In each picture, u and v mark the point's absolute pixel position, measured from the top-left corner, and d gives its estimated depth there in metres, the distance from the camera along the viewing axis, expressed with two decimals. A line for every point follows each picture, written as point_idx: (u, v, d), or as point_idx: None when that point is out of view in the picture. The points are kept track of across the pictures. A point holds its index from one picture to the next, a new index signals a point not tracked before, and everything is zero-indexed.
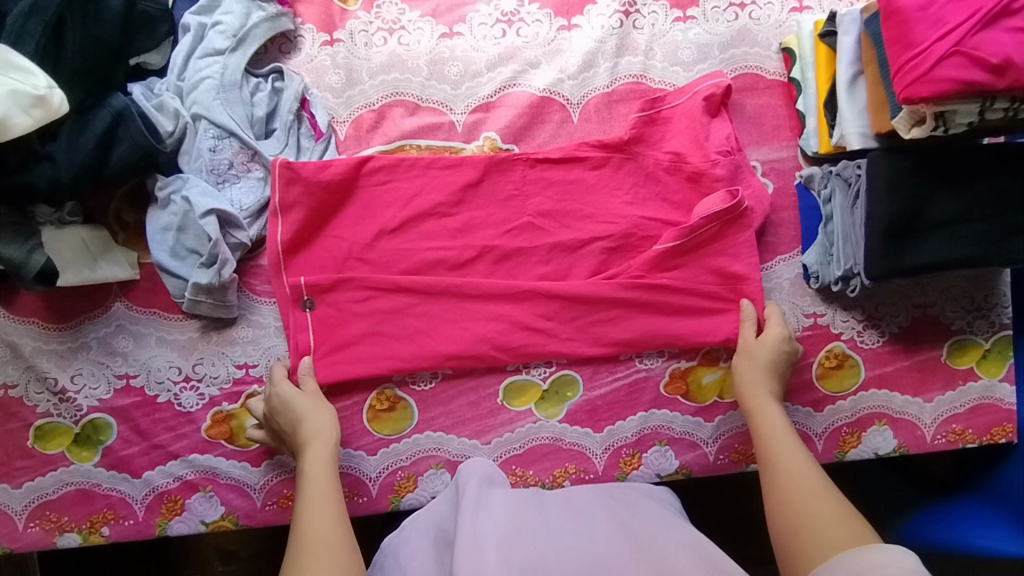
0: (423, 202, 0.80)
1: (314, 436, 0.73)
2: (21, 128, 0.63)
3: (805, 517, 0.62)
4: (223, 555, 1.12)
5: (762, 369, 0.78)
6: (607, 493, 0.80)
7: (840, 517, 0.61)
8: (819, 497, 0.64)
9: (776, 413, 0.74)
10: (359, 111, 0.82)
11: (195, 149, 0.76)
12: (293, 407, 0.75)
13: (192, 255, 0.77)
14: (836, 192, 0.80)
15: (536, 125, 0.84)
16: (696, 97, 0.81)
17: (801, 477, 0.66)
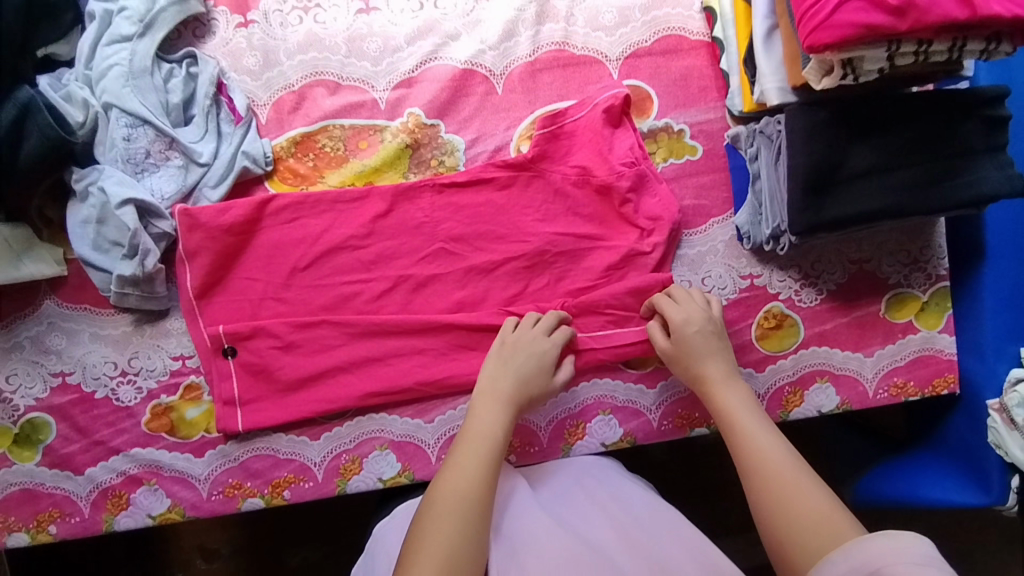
0: (332, 236, 0.82)
1: (494, 392, 0.74)
2: None
3: (784, 515, 0.60)
4: (205, 554, 1.09)
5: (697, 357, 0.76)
6: (579, 464, 0.82)
7: (818, 505, 0.59)
8: (788, 479, 0.62)
9: (733, 401, 0.72)
10: (278, 93, 0.81)
11: (109, 139, 0.75)
12: (513, 360, 0.76)
13: (115, 247, 0.76)
14: (761, 150, 0.79)
15: (459, 98, 0.83)
16: (596, 110, 0.81)
17: (770, 464, 0.64)
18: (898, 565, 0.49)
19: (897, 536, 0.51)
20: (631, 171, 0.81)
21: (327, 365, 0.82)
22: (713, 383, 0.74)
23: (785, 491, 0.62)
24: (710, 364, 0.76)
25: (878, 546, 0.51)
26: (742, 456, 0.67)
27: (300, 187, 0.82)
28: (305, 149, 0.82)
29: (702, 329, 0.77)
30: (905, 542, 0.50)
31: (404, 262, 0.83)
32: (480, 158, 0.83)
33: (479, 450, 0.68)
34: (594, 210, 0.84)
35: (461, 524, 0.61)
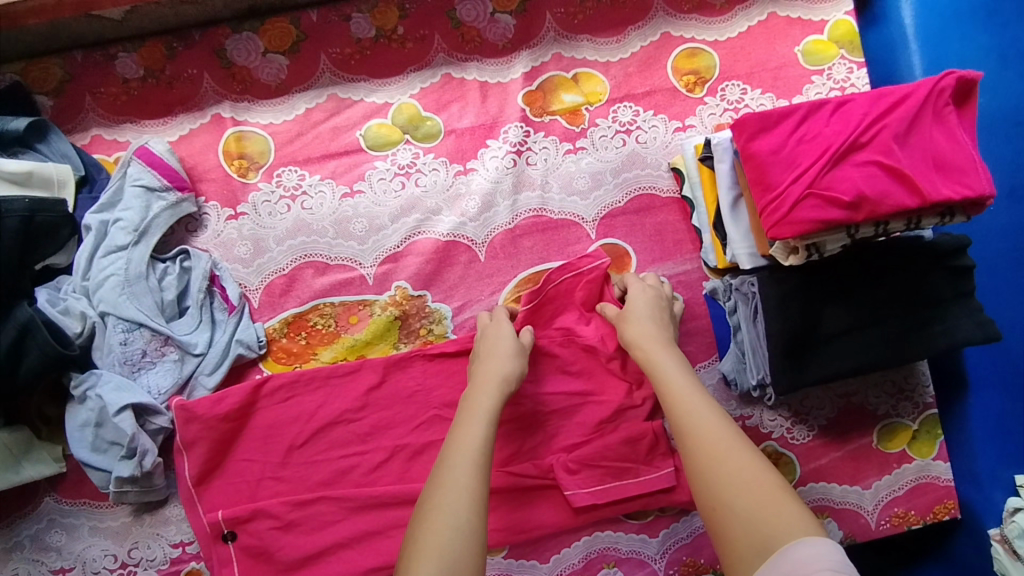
0: (328, 411, 0.84)
1: (483, 376, 0.74)
2: None
3: (727, 488, 0.58)
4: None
5: (648, 326, 0.75)
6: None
7: (760, 481, 0.58)
8: (732, 459, 0.59)
9: (674, 365, 0.71)
10: (269, 278, 0.84)
11: (106, 344, 0.77)
12: (493, 345, 0.78)
13: (113, 447, 0.77)
14: (738, 305, 0.81)
15: (444, 269, 0.86)
16: (580, 278, 0.83)
17: (710, 433, 0.62)
18: (817, 575, 0.48)
19: (811, 544, 0.51)
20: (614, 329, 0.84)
21: (329, 543, 0.82)
22: (655, 351, 0.73)
23: (727, 467, 0.59)
24: (646, 324, 0.76)
25: (799, 553, 0.51)
26: (681, 425, 0.64)
27: (293, 365, 0.84)
28: (298, 328, 0.84)
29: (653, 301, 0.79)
30: (818, 551, 0.50)
31: (399, 432, 0.84)
32: (468, 325, 0.86)
33: (467, 442, 0.66)
34: (583, 366, 0.85)
35: (463, 516, 0.60)
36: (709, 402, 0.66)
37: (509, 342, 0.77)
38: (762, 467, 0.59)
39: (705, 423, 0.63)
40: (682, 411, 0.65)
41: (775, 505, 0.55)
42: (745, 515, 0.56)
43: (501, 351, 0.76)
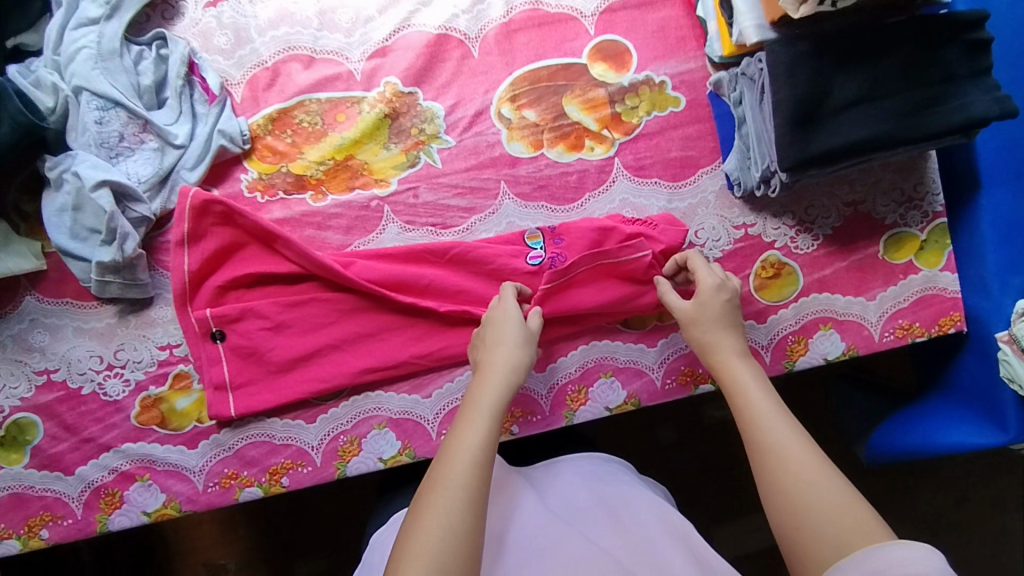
0: (318, 211, 0.81)
1: (487, 367, 0.68)
2: None
3: (803, 504, 0.55)
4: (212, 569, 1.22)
5: (711, 329, 0.72)
6: (592, 471, 0.78)
7: (839, 494, 0.55)
8: (808, 468, 0.57)
9: (745, 375, 0.67)
10: (252, 71, 0.81)
11: (80, 123, 0.73)
12: (500, 334, 0.72)
13: (94, 234, 0.74)
14: (744, 93, 0.78)
15: (436, 64, 0.82)
16: (605, 258, 0.80)
17: (782, 445, 0.60)
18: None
19: (905, 545, 0.49)
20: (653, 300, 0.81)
21: (320, 344, 0.81)
22: (726, 364, 0.69)
23: (810, 479, 0.57)
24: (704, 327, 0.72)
25: (891, 556, 0.48)
26: (753, 438, 0.62)
27: (279, 165, 0.81)
28: (283, 126, 0.81)
29: (713, 297, 0.73)
30: (913, 552, 0.48)
31: (391, 235, 0.82)
32: (462, 124, 0.82)
33: (471, 432, 0.61)
34: (580, 168, 0.83)
35: (454, 520, 0.54)
36: (780, 411, 0.63)
37: (521, 330, 0.72)
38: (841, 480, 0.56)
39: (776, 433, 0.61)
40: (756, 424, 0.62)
41: (854, 516, 0.54)
42: (823, 523, 0.54)
43: (505, 339, 0.71)
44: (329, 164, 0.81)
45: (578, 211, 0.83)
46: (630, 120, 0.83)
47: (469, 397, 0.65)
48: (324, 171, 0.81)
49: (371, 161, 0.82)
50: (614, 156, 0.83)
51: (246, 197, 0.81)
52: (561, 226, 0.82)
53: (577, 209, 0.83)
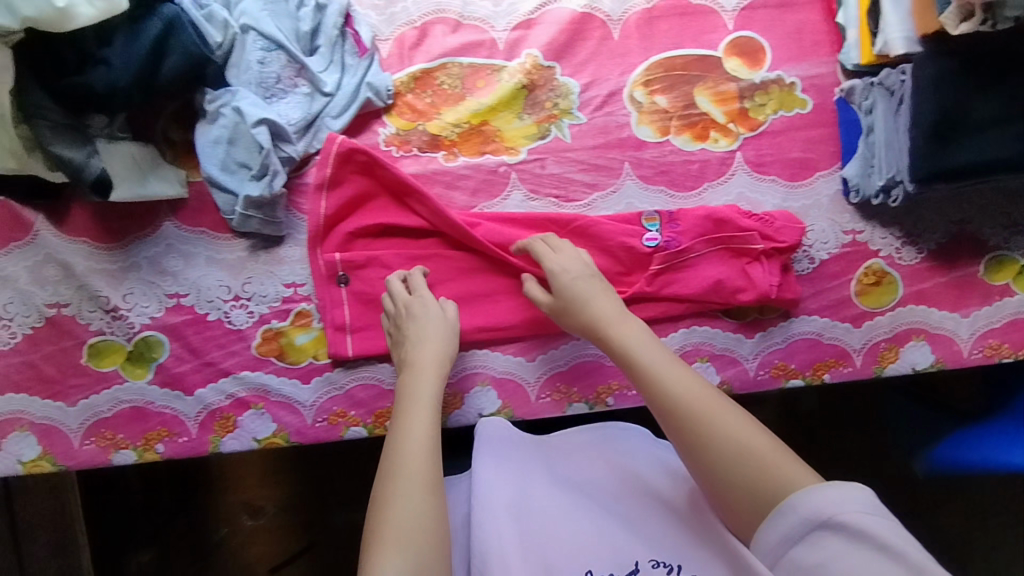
0: (448, 172, 0.85)
1: (415, 365, 0.77)
2: (86, 20, 0.59)
3: (739, 456, 0.63)
4: (252, 510, 1.28)
5: (587, 306, 0.77)
6: (600, 441, 0.83)
7: (745, 445, 0.63)
8: (736, 429, 0.64)
9: (643, 342, 0.73)
10: (401, 29, 0.84)
11: (244, 61, 0.77)
12: (424, 331, 0.78)
13: (242, 169, 0.78)
14: (879, 102, 0.81)
15: (576, 42, 0.85)
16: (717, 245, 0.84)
17: (681, 410, 0.66)
18: (846, 514, 0.55)
19: (838, 486, 0.56)
20: (754, 291, 0.83)
21: (437, 299, 0.85)
22: (620, 330, 0.75)
23: (750, 438, 0.63)
24: (614, 308, 0.77)
25: (826, 495, 0.56)
26: (662, 400, 0.68)
27: (417, 123, 0.84)
28: (424, 85, 0.84)
29: (577, 275, 0.79)
30: (852, 492, 0.56)
31: (514, 202, 0.85)
32: (595, 102, 0.85)
33: (417, 430, 0.71)
34: (703, 158, 0.86)
35: (416, 516, 0.64)
36: (688, 371, 0.70)
37: (434, 329, 0.79)
38: (747, 427, 0.64)
39: (669, 401, 0.68)
40: (661, 385, 0.69)
41: (780, 462, 0.61)
42: (769, 472, 0.61)
43: (415, 334, 0.78)
44: (464, 128, 0.84)
45: (695, 199, 0.86)
46: (757, 117, 0.85)
47: (406, 394, 0.75)
48: (458, 133, 0.84)
49: (503, 129, 0.85)
50: (737, 150, 0.86)
51: (382, 150, 0.84)
52: (678, 212, 0.85)
53: (694, 197, 0.86)
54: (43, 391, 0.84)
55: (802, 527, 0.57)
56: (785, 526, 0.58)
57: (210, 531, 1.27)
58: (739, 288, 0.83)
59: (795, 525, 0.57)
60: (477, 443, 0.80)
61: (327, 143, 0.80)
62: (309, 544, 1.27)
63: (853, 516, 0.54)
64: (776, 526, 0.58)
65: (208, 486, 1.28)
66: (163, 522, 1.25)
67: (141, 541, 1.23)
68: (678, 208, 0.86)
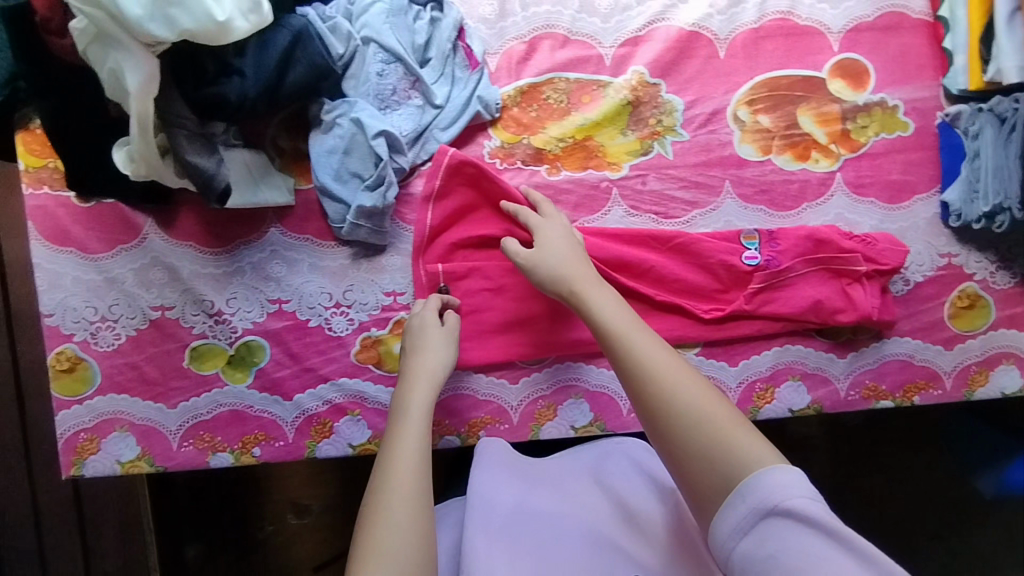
0: (551, 185, 0.85)
1: (412, 370, 0.76)
2: (240, 34, 0.61)
3: (687, 424, 0.59)
4: (297, 509, 1.28)
5: (563, 270, 0.75)
6: (601, 459, 0.84)
7: (709, 420, 0.59)
8: (685, 396, 0.61)
9: (612, 311, 0.70)
10: (510, 43, 0.85)
11: (363, 73, 0.79)
12: (422, 338, 0.78)
13: (355, 179, 0.79)
14: (987, 128, 0.82)
15: (683, 60, 0.86)
16: (817, 265, 0.84)
17: (659, 381, 0.62)
18: (794, 501, 0.52)
19: (780, 470, 0.54)
20: (854, 312, 0.84)
21: (535, 312, 0.85)
22: (588, 294, 0.73)
23: (694, 407, 0.60)
24: (578, 265, 0.75)
25: (771, 481, 0.53)
26: (630, 366, 0.65)
27: (522, 136, 0.85)
28: (531, 100, 0.85)
29: (568, 248, 0.77)
30: (792, 478, 0.53)
31: (615, 217, 0.86)
32: (700, 120, 0.85)
33: (409, 429, 0.69)
34: (804, 178, 0.86)
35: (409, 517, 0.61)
36: (642, 337, 0.67)
37: (437, 337, 0.79)
38: (712, 399, 0.61)
39: (650, 371, 0.63)
40: (637, 352, 0.65)
41: (728, 435, 0.58)
42: (722, 444, 0.57)
43: (415, 342, 0.78)
44: (568, 142, 0.85)
45: (794, 218, 0.86)
46: (858, 139, 0.86)
47: (401, 400, 0.73)
48: (562, 147, 0.85)
49: (607, 144, 0.85)
50: (837, 171, 0.86)
51: (487, 162, 0.85)
52: (778, 231, 0.85)
53: (793, 217, 0.86)
54: (144, 392, 0.85)
55: (748, 519, 0.53)
56: (735, 517, 0.54)
57: (256, 529, 1.27)
58: (839, 308, 0.84)
59: (740, 517, 0.54)
60: (476, 460, 0.80)
61: (438, 154, 0.81)
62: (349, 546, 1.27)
63: (793, 501, 0.52)
64: (730, 512, 0.54)
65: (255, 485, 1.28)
66: (211, 518, 1.26)
67: (190, 535, 1.24)
68: (777, 227, 0.86)
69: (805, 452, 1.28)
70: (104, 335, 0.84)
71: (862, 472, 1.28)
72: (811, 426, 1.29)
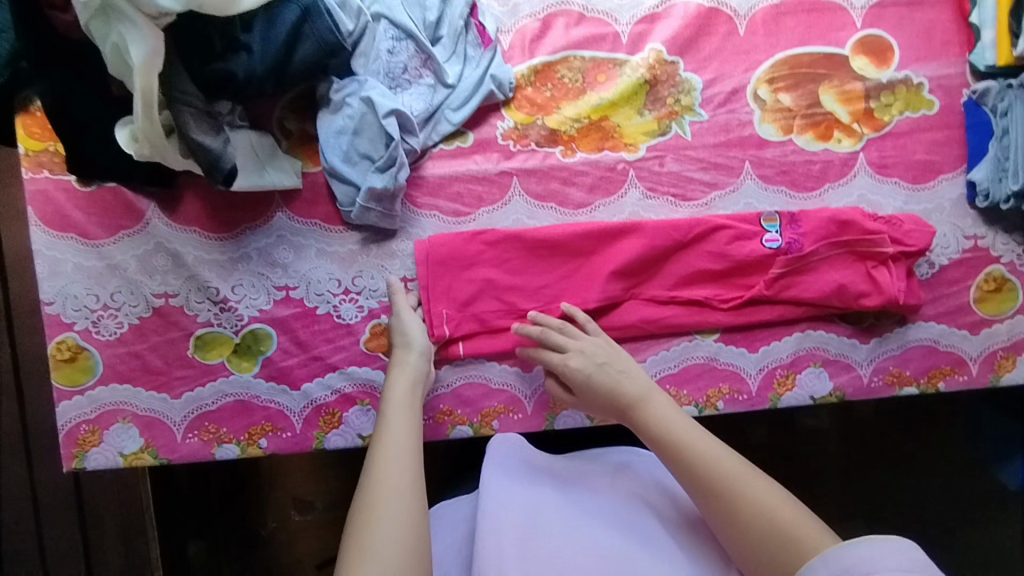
0: (566, 167, 0.83)
1: (400, 367, 0.75)
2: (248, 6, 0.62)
3: (749, 514, 0.62)
4: (299, 505, 1.26)
5: (606, 385, 0.74)
6: (619, 466, 0.82)
7: (770, 511, 0.61)
8: (739, 486, 0.64)
9: (655, 405, 0.72)
10: (524, 21, 0.83)
11: (373, 50, 0.77)
12: (406, 329, 0.77)
13: (364, 161, 0.77)
14: (1016, 105, 0.80)
15: (701, 38, 0.84)
16: (839, 248, 0.82)
17: (717, 471, 0.65)
18: (884, 571, 0.52)
19: (873, 542, 0.54)
20: (880, 296, 0.81)
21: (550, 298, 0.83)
22: (630, 391, 0.73)
23: (751, 495, 0.63)
24: (613, 360, 0.76)
25: (861, 553, 0.54)
26: (682, 464, 0.67)
27: (536, 117, 0.82)
28: (545, 79, 0.83)
29: (602, 361, 0.75)
30: (889, 549, 0.53)
31: (631, 199, 0.83)
32: (718, 99, 0.83)
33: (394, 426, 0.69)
34: (825, 159, 0.84)
35: (397, 516, 0.60)
36: (688, 428, 0.69)
37: (418, 325, 0.78)
38: (762, 483, 0.64)
39: (705, 464, 0.66)
40: (688, 446, 0.67)
41: (786, 517, 0.61)
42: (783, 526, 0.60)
43: (399, 335, 0.78)
44: (583, 123, 0.83)
45: (816, 199, 0.84)
46: (882, 118, 0.84)
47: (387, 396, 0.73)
48: (577, 128, 0.83)
49: (623, 125, 0.83)
50: (860, 151, 0.84)
51: (499, 144, 0.83)
52: (799, 213, 0.83)
53: (815, 198, 0.84)
54: (147, 382, 0.82)
55: None
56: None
57: (259, 525, 1.25)
58: (863, 293, 0.81)
59: None
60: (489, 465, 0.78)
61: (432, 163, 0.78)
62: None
63: (885, 573, 0.52)
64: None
65: (257, 480, 1.25)
66: (213, 513, 1.23)
67: (192, 533, 1.21)
68: (798, 209, 0.84)
69: (816, 442, 1.26)
70: (106, 324, 0.82)
71: (875, 463, 1.26)
72: (821, 418, 1.26)
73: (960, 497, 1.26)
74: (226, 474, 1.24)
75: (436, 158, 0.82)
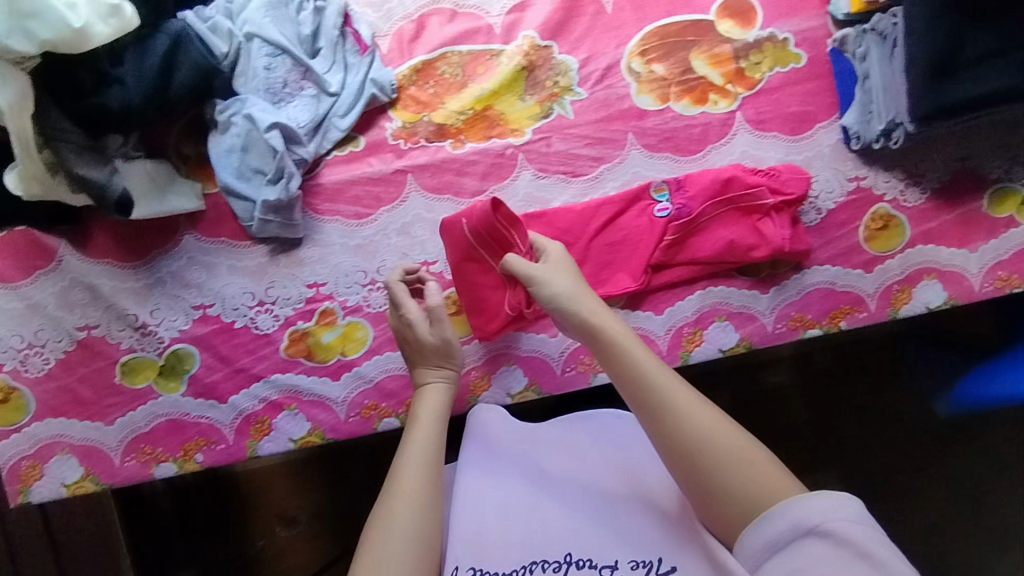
0: (456, 157, 0.86)
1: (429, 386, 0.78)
2: (101, 38, 0.62)
3: (697, 452, 0.63)
4: (285, 521, 1.27)
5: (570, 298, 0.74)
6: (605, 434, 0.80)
7: (730, 450, 0.63)
8: (720, 424, 0.64)
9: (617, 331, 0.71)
10: (399, 23, 0.89)
11: (251, 69, 0.81)
12: (429, 345, 0.78)
13: (258, 175, 0.80)
14: (871, 49, 0.84)
15: (571, 20, 0.89)
16: (727, 205, 0.85)
17: (664, 397, 0.66)
18: (833, 523, 0.55)
19: (824, 495, 0.57)
20: (767, 247, 0.85)
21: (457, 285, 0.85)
22: (605, 316, 0.72)
23: (716, 439, 0.63)
24: (575, 285, 0.75)
25: (822, 506, 0.56)
26: (654, 394, 0.66)
27: (422, 114, 0.87)
28: (426, 76, 0.87)
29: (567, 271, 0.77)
30: (836, 503, 0.56)
31: (524, 181, 0.87)
32: (594, 76, 0.88)
33: (423, 454, 0.71)
34: (705, 120, 0.88)
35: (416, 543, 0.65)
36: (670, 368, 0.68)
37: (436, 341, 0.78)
38: (719, 426, 0.64)
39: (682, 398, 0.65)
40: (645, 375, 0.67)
41: (757, 465, 0.62)
42: (729, 457, 0.62)
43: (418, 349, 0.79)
44: (469, 114, 0.87)
45: (700, 161, 0.88)
46: (754, 75, 0.88)
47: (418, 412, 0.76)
48: (463, 120, 0.86)
49: (508, 111, 0.87)
50: (737, 110, 0.88)
51: (391, 144, 0.86)
52: (685, 177, 0.86)
53: (698, 160, 0.88)
54: (80, 413, 0.85)
55: (785, 536, 0.57)
56: (773, 531, 0.58)
57: (247, 545, 1.26)
58: (752, 245, 0.85)
59: (780, 533, 0.57)
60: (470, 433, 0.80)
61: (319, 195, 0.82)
62: (341, 554, 1.26)
63: (830, 524, 0.55)
64: (767, 528, 0.58)
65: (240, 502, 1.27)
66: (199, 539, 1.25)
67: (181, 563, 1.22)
68: (685, 172, 0.87)
69: (778, 397, 1.30)
70: (33, 362, 0.85)
71: (832, 412, 1.30)
72: (784, 374, 1.30)
73: (918, 432, 1.30)
74: (209, 496, 1.26)
75: (331, 165, 0.86)
